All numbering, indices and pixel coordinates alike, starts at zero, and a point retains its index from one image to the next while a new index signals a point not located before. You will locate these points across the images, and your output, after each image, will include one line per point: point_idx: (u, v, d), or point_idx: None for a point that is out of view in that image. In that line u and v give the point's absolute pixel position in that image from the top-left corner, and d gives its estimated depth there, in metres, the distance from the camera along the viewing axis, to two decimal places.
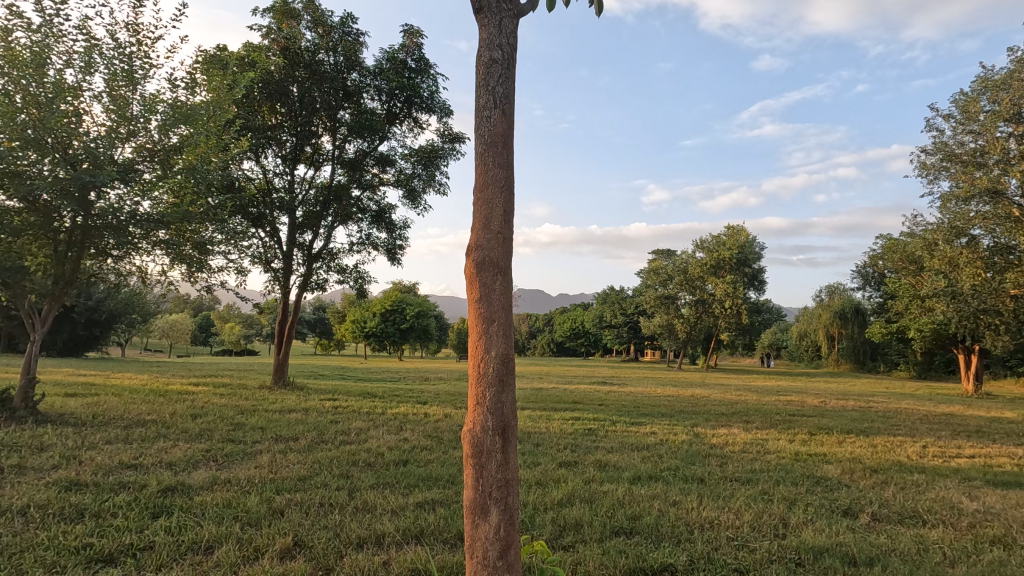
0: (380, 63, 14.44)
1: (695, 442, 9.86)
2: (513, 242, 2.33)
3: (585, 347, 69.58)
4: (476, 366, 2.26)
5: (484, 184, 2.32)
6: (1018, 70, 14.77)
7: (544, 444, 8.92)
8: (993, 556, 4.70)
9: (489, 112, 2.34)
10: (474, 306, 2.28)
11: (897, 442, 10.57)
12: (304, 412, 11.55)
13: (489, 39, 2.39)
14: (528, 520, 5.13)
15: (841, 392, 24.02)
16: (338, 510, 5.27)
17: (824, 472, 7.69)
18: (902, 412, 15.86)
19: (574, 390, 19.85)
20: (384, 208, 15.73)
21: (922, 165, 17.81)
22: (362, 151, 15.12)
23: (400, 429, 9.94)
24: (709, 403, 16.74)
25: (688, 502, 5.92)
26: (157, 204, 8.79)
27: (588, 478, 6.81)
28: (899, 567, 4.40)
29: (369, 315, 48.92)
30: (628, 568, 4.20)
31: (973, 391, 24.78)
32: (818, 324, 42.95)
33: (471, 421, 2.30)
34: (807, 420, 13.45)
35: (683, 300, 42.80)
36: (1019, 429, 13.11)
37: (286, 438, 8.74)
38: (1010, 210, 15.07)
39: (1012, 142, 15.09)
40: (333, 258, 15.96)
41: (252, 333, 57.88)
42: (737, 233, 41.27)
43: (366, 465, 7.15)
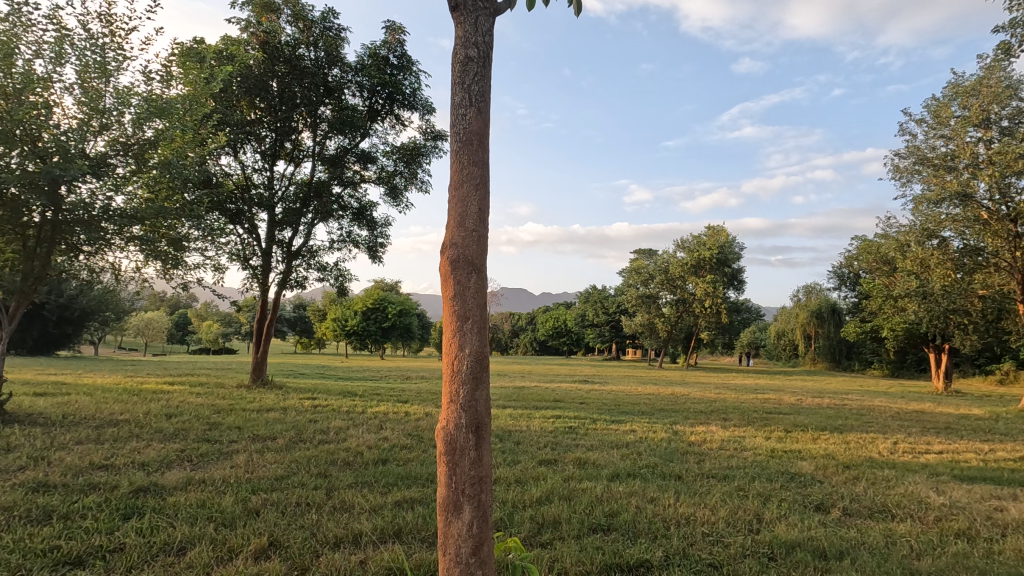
0: (362, 59, 14.35)
1: (674, 439, 9.98)
2: (487, 241, 2.34)
3: (567, 346, 69.82)
4: (449, 363, 2.26)
5: (459, 182, 2.32)
6: (987, 77, 15.19)
7: (525, 443, 8.94)
8: (958, 548, 4.84)
9: (464, 110, 2.34)
10: (448, 304, 2.27)
11: (868, 439, 10.82)
12: (283, 411, 11.42)
13: (464, 37, 2.38)
14: (506, 519, 5.13)
15: (818, 390, 24.48)
16: (314, 510, 5.22)
17: (798, 468, 7.86)
18: (875, 410, 16.21)
19: (555, 388, 19.92)
20: (365, 205, 15.65)
21: (895, 168, 18.06)
22: (343, 147, 14.97)
23: (380, 428, 9.85)
24: (688, 402, 16.94)
25: (665, 498, 5.99)
26: (131, 199, 8.62)
27: (567, 476, 6.85)
28: (868, 560, 4.51)
29: (350, 313, 48.37)
30: (604, 564, 4.24)
31: (943, 389, 25.50)
32: (795, 324, 43.81)
33: (444, 420, 2.30)
34: (783, 418, 13.67)
35: (664, 299, 43.22)
36: (987, 426, 13.49)
37: (264, 437, 8.64)
38: (979, 213, 15.84)
39: (981, 146, 15.61)
40: (313, 256, 15.79)
41: (231, 331, 56.83)
42: (717, 233, 41.69)
43: (345, 464, 7.09)
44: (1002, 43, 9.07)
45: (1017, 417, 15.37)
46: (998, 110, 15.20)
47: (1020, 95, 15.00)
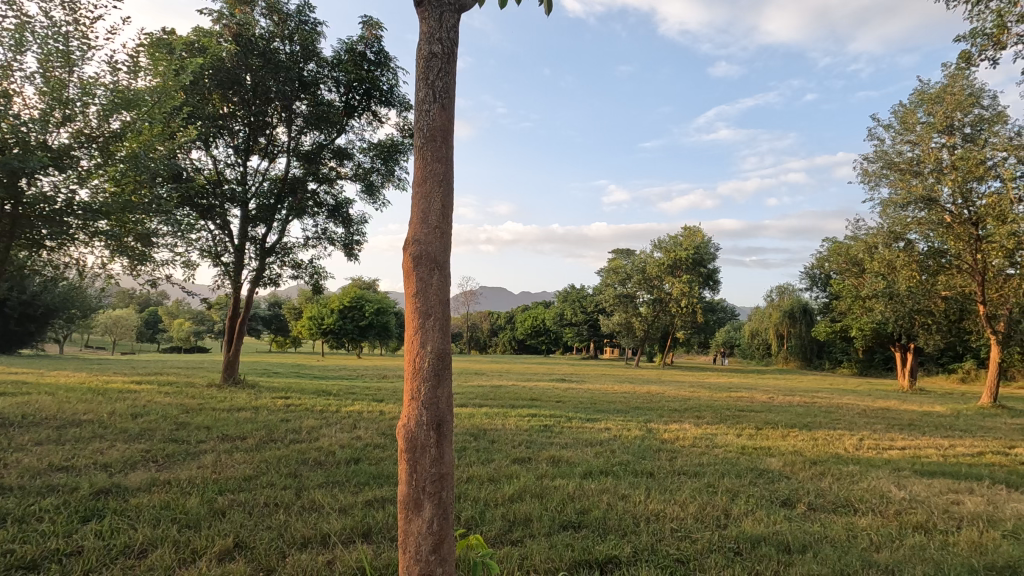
0: (338, 55, 14.22)
1: (648, 437, 10.12)
2: (451, 239, 2.33)
3: (546, 345, 70.22)
4: (411, 360, 2.25)
5: (421, 179, 2.30)
6: (951, 85, 15.73)
7: (500, 441, 8.98)
8: (916, 541, 5.00)
9: (429, 106, 2.33)
10: (410, 301, 2.26)
11: (836, 436, 11.11)
12: (254, 410, 11.24)
13: (428, 33, 2.37)
14: (477, 518, 5.10)
15: (789, 388, 25.06)
16: (282, 510, 5.15)
17: (767, 464, 8.03)
18: (842, 407, 16.65)
19: (531, 387, 19.96)
20: (341, 202, 15.49)
21: (864, 172, 18.54)
22: (319, 143, 14.76)
23: (354, 427, 9.75)
24: (663, 399, 17.20)
25: (636, 495, 6.06)
26: (96, 192, 8.39)
27: (540, 474, 6.87)
28: (830, 553, 4.62)
29: (327, 311, 47.76)
30: (573, 560, 4.28)
31: (907, 387, 26.34)
32: (768, 324, 44.80)
33: (405, 418, 2.28)
34: (754, 415, 13.97)
35: (641, 299, 43.72)
36: (947, 422, 13.98)
37: (233, 437, 8.50)
38: (943, 216, 16.45)
39: (945, 152, 16.11)
40: (287, 253, 15.55)
41: (204, 329, 55.56)
42: (693, 234, 42.22)
43: (316, 464, 7.00)
44: (962, 54, 9.41)
45: (976, 414, 15.93)
46: (961, 118, 15.78)
47: (981, 103, 15.61)
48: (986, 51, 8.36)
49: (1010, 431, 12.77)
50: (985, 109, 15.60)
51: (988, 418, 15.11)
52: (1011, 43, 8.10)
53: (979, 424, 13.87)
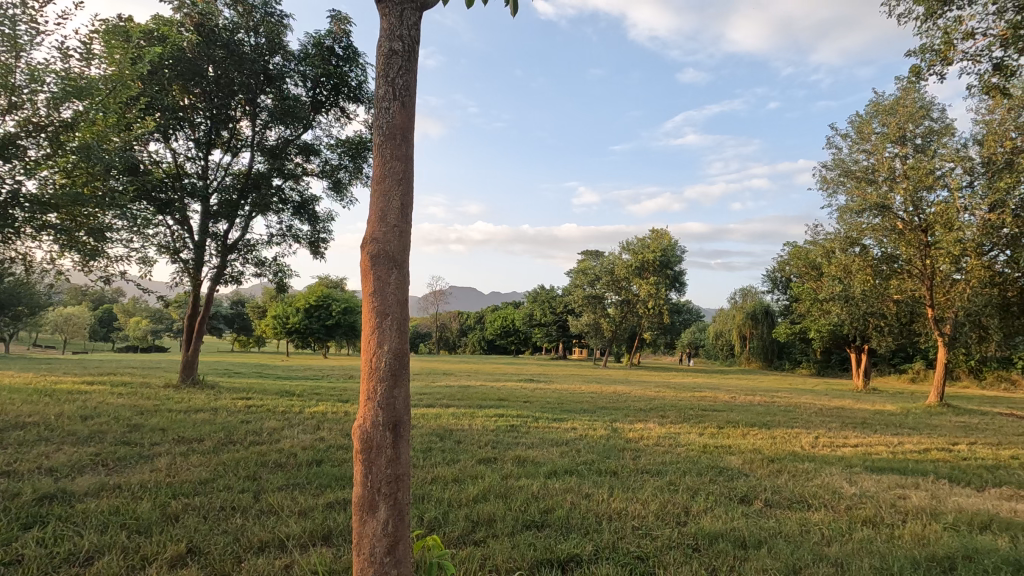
0: (306, 48, 13.95)
1: (613, 436, 10.25)
2: (410, 237, 2.32)
3: (515, 345, 70.33)
4: (367, 359, 2.22)
5: (381, 176, 2.28)
6: (904, 97, 16.45)
7: (466, 441, 8.94)
8: (863, 534, 5.20)
9: (388, 103, 2.31)
10: (368, 300, 2.24)
11: (793, 434, 11.44)
12: (213, 411, 10.91)
13: (389, 30, 2.35)
14: (440, 518, 5.08)
15: (751, 388, 25.69)
16: (239, 514, 5.02)
17: (727, 463, 8.22)
18: (801, 407, 17.18)
19: (499, 387, 19.95)
20: (307, 199, 15.24)
21: (823, 179, 19.18)
22: (284, 139, 14.48)
23: (317, 428, 9.59)
24: (629, 399, 17.41)
25: (599, 494, 6.13)
26: (44, 184, 8.02)
27: (505, 474, 6.88)
28: (783, 548, 4.76)
29: (292, 310, 46.71)
30: (535, 559, 4.31)
31: (862, 386, 27.33)
32: (732, 325, 45.87)
33: (361, 418, 2.26)
34: (716, 414, 14.28)
35: (609, 299, 44.24)
36: (898, 421, 14.55)
37: (190, 439, 8.23)
38: (895, 223, 17.16)
39: (897, 161, 16.84)
40: (250, 250, 15.19)
41: (162, 328, 53.59)
42: (660, 237, 42.94)
43: (276, 466, 6.86)
44: (913, 68, 9.83)
45: (924, 412, 16.64)
46: (912, 129, 16.50)
47: (931, 116, 16.37)
48: (934, 67, 8.74)
49: (954, 429, 13.41)
50: (935, 121, 16.36)
51: (935, 417, 15.82)
52: (957, 59, 8.49)
53: (925, 422, 14.51)
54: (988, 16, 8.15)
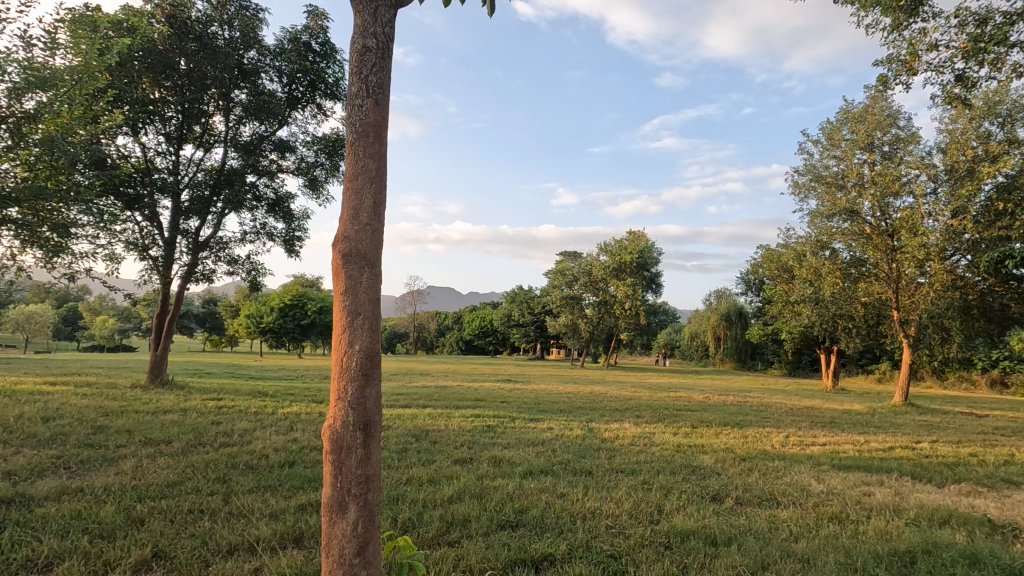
0: (282, 43, 13.73)
1: (589, 436, 10.32)
2: (383, 236, 2.30)
3: (493, 345, 70.26)
4: (338, 358, 2.20)
5: (353, 174, 2.26)
6: (873, 106, 16.93)
7: (442, 442, 8.90)
8: (830, 531, 5.33)
9: (361, 101, 2.29)
10: (339, 298, 2.22)
11: (764, 433, 11.66)
12: (182, 412, 10.66)
13: (362, 26, 2.34)
14: (414, 519, 5.05)
15: (725, 388, 26.11)
16: (208, 517, 4.92)
17: (700, 462, 8.35)
18: (773, 406, 17.53)
19: (477, 388, 19.90)
20: (282, 196, 15.01)
21: (795, 184, 19.61)
22: (259, 135, 14.23)
23: (290, 429, 9.43)
24: (605, 399, 17.54)
25: (574, 494, 6.17)
26: (4, 177, 7.71)
27: (481, 474, 6.87)
28: (752, 545, 4.84)
29: (266, 310, 45.89)
30: (509, 559, 4.32)
31: (831, 386, 28.02)
32: (706, 326, 46.58)
33: (332, 418, 2.23)
34: (691, 414, 14.48)
35: (587, 300, 44.54)
36: (865, 420, 14.94)
37: (158, 441, 8.02)
38: (864, 227, 17.65)
39: (866, 167, 17.31)
40: (223, 248, 14.90)
41: (130, 327, 52.06)
42: (637, 239, 43.37)
43: (247, 467, 6.74)
44: (880, 77, 10.12)
45: (890, 412, 17.13)
46: (880, 137, 17.00)
47: (898, 124, 16.90)
48: (900, 76, 9.01)
49: (917, 427, 13.85)
50: (901, 129, 16.89)
51: (899, 416, 16.33)
52: (922, 69, 8.77)
53: (891, 421, 14.94)
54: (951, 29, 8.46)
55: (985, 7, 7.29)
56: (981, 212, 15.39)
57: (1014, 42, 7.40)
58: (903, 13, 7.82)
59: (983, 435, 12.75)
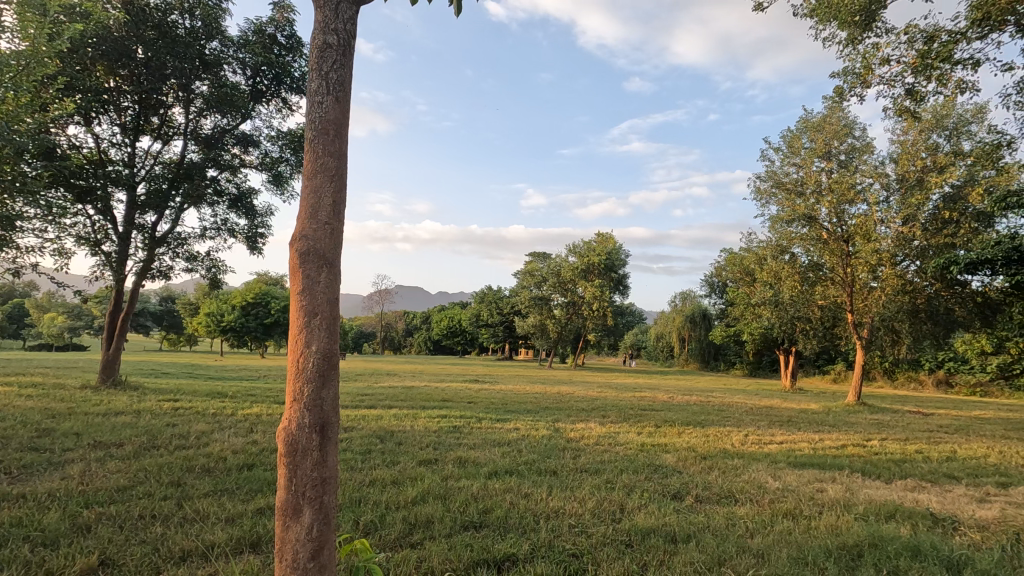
0: (246, 35, 13.40)
1: (555, 436, 10.40)
2: (342, 236, 2.27)
3: (461, 346, 69.98)
4: (294, 359, 2.16)
5: (312, 172, 2.23)
6: (830, 116, 17.57)
7: (407, 443, 8.83)
8: (784, 526, 5.50)
9: (321, 98, 2.26)
10: (296, 298, 2.19)
11: (725, 432, 11.97)
12: (135, 414, 10.26)
13: (323, 22, 2.31)
14: (377, 521, 4.99)
15: (688, 388, 26.63)
16: (161, 522, 4.75)
17: (663, 460, 8.52)
18: (733, 406, 17.97)
19: (444, 388, 19.82)
20: (244, 192, 14.65)
21: (756, 190, 20.16)
22: (221, 128, 13.84)
23: (250, 431, 9.19)
24: (571, 399, 17.68)
25: (538, 493, 6.22)
26: None
27: (445, 475, 6.85)
28: (709, 541, 4.96)
29: (227, 308, 44.59)
30: (471, 560, 4.31)
31: (790, 386, 28.93)
32: (672, 327, 47.48)
33: (286, 420, 2.19)
34: (655, 414, 14.73)
35: (556, 301, 44.84)
36: (820, 419, 15.49)
37: (108, 444, 7.70)
38: (821, 233, 18.26)
39: (824, 175, 17.95)
40: (181, 244, 14.41)
41: (80, 325, 49.79)
42: (606, 241, 43.84)
43: (204, 470, 6.54)
44: (837, 89, 10.51)
45: (843, 411, 17.80)
46: (837, 146, 17.67)
47: (853, 134, 17.58)
48: (855, 88, 9.38)
49: (868, 426, 14.42)
50: (857, 139, 17.57)
51: (852, 415, 16.98)
52: (875, 82, 9.16)
53: (844, 419, 15.53)
54: (902, 45, 8.85)
55: (932, 26, 7.66)
56: (928, 220, 16.22)
57: (959, 59, 7.79)
58: (858, 28, 8.14)
59: (929, 433, 13.37)
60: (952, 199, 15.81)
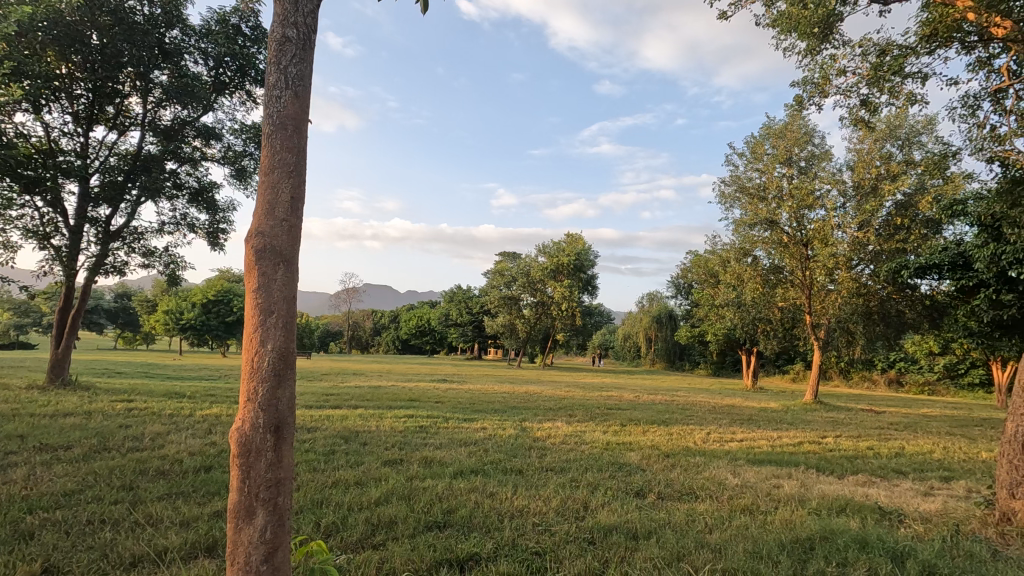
0: (208, 25, 12.99)
1: (522, 435, 10.44)
2: (300, 233, 2.24)
3: (430, 345, 69.50)
4: (249, 358, 2.11)
5: (269, 167, 2.19)
6: (791, 123, 18.12)
7: (372, 443, 8.72)
8: (741, 521, 5.66)
9: (280, 93, 2.23)
10: (251, 296, 2.15)
11: (688, 430, 12.24)
12: (85, 416, 9.83)
13: (282, 16, 2.27)
14: (338, 523, 4.92)
15: (654, 387, 27.02)
16: (110, 528, 4.57)
17: (627, 459, 8.63)
18: (696, 405, 18.35)
19: (411, 387, 19.65)
20: (205, 185, 14.23)
21: (721, 194, 20.61)
22: (181, 119, 13.41)
23: (209, 432, 8.93)
24: (540, 399, 17.75)
25: (503, 492, 6.23)
26: None
27: (410, 475, 6.79)
28: (669, 537, 5.06)
29: (187, 305, 43.14)
30: (434, 559, 4.29)
31: (751, 386, 29.71)
32: (639, 327, 48.18)
33: (240, 420, 2.15)
34: (621, 413, 14.92)
35: (525, 300, 45.00)
36: (779, 417, 15.96)
37: (54, 446, 7.37)
38: (782, 237, 18.78)
39: (785, 180, 18.50)
40: (137, 239, 13.91)
41: (27, 322, 47.39)
42: (575, 241, 44.16)
43: (158, 473, 6.32)
44: (797, 98, 10.83)
45: (800, 409, 18.39)
46: (797, 152, 18.24)
47: (813, 142, 18.18)
48: (813, 97, 9.70)
49: (824, 424, 14.93)
50: (816, 147, 18.16)
51: (809, 413, 17.55)
52: (832, 92, 9.49)
53: (802, 418, 16.04)
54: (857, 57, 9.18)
55: (885, 39, 7.98)
56: (881, 226, 16.93)
57: (908, 73, 8.14)
58: (816, 39, 8.39)
59: (880, 430, 13.98)
60: (903, 206, 16.62)
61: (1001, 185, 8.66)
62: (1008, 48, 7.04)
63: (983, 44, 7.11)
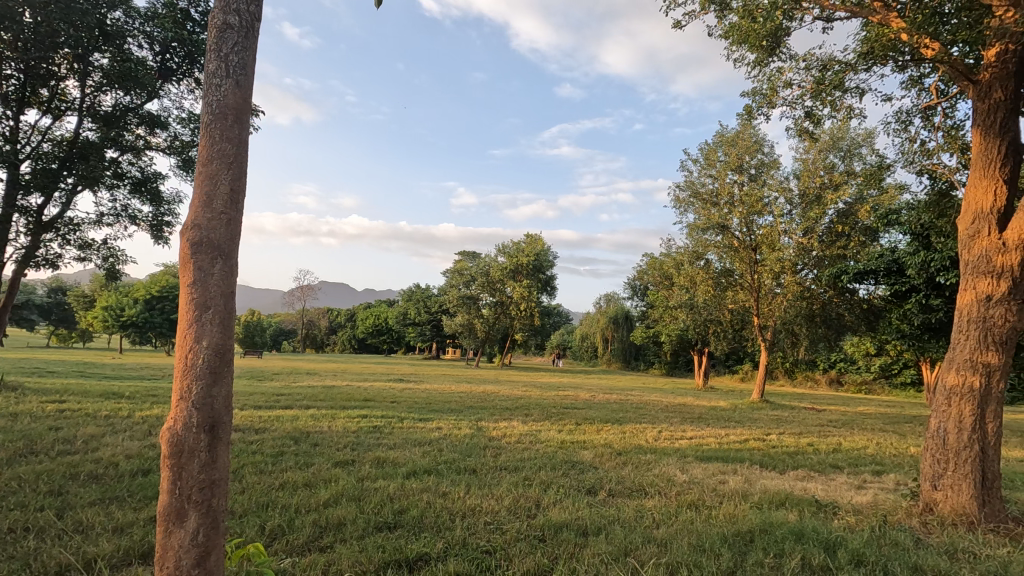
0: (154, 7, 12.35)
1: (477, 435, 10.43)
2: (239, 226, 2.18)
3: (387, 345, 68.56)
4: (181, 356, 2.04)
5: (207, 158, 2.12)
6: (743, 131, 18.78)
7: (323, 444, 8.52)
8: (687, 516, 5.84)
9: (220, 81, 2.16)
10: (186, 290, 2.07)
11: (641, 429, 12.50)
12: (10, 418, 9.21)
13: (223, 2, 2.20)
14: (285, 526, 4.79)
15: (611, 387, 27.43)
16: (35, 535, 4.31)
17: (580, 457, 8.75)
18: (649, 404, 18.76)
19: (366, 387, 19.31)
20: (149, 176, 13.57)
21: (676, 198, 21.14)
22: (123, 105, 12.74)
23: (149, 434, 8.51)
24: (497, 399, 17.70)
25: (455, 492, 6.20)
26: None
27: (362, 476, 6.68)
28: (618, 533, 5.18)
29: (128, 301, 40.86)
30: (382, 561, 4.23)
31: (703, 386, 30.63)
32: (596, 328, 48.89)
33: (171, 419, 2.07)
34: (576, 412, 15.12)
35: (484, 300, 44.87)
36: (726, 415, 16.51)
37: None
38: (732, 241, 19.43)
39: (736, 187, 19.16)
40: (73, 230, 13.12)
41: None
42: (535, 242, 44.43)
43: (90, 478, 5.99)
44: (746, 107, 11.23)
45: (747, 407, 19.09)
46: (748, 160, 18.88)
47: (763, 151, 18.85)
48: (762, 107, 10.07)
49: (768, 421, 15.54)
50: (765, 155, 18.88)
51: (755, 411, 18.23)
52: (779, 104, 9.88)
53: (748, 415, 16.64)
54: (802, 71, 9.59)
55: (827, 55, 8.39)
56: (824, 233, 17.76)
57: (848, 87, 8.57)
58: (765, 52, 8.76)
59: (819, 427, 14.65)
60: (844, 214, 17.50)
61: (931, 196, 9.22)
62: (937, 68, 7.51)
63: (914, 63, 7.57)
